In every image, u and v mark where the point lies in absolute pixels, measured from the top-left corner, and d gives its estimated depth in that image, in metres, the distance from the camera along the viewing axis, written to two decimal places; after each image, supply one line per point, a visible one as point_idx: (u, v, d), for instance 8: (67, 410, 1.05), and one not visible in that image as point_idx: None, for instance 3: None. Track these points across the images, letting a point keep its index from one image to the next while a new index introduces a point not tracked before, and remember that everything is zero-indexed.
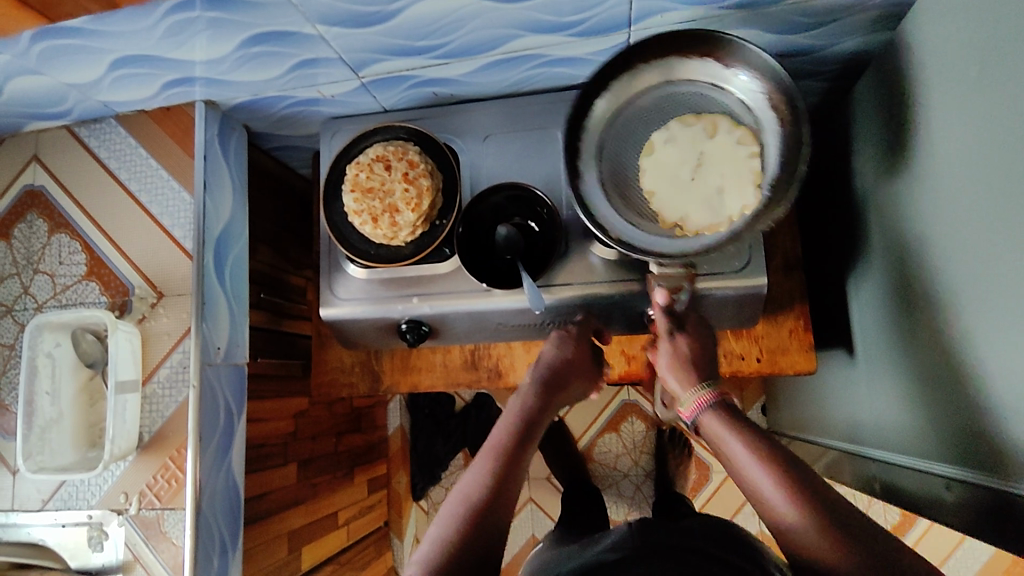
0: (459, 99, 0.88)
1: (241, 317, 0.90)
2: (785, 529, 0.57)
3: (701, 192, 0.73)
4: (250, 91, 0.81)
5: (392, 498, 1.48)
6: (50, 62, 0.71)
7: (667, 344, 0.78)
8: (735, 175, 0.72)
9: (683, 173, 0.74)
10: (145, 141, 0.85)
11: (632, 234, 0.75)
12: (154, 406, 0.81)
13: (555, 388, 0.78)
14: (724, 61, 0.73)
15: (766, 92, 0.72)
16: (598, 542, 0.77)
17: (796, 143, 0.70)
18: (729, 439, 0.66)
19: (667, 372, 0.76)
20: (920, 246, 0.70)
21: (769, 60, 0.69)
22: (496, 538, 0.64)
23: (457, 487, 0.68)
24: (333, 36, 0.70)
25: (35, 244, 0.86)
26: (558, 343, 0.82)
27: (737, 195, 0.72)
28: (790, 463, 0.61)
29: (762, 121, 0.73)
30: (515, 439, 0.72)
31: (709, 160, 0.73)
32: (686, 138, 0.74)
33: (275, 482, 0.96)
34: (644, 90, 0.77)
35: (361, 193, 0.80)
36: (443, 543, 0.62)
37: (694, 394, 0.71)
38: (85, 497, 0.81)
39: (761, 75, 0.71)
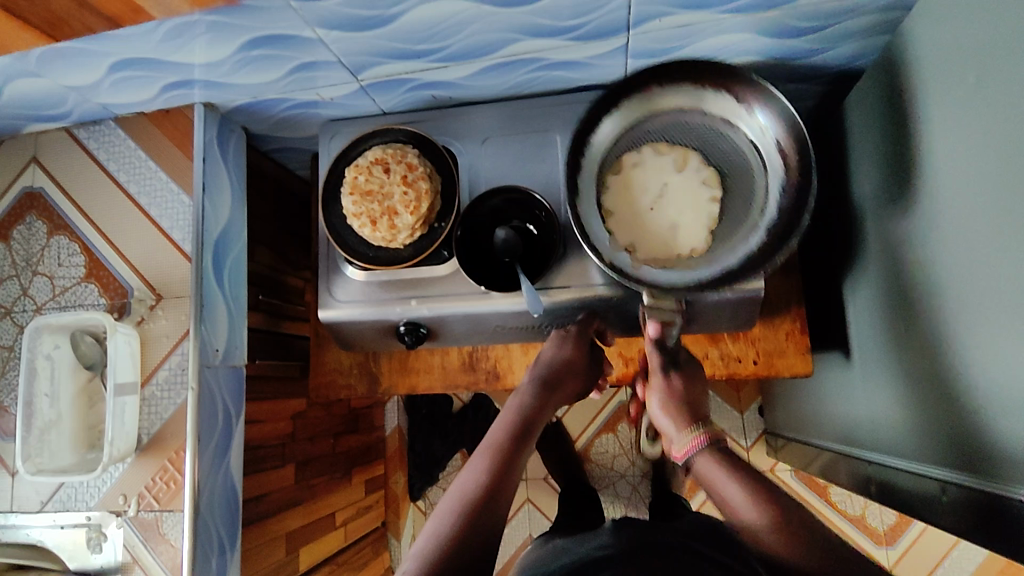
0: (458, 102, 0.88)
1: (240, 319, 0.90)
2: (745, 525, 0.64)
3: (660, 222, 0.76)
4: (249, 93, 0.82)
5: (390, 497, 1.49)
6: (50, 64, 0.71)
7: (660, 383, 0.80)
8: (696, 216, 0.76)
9: (650, 200, 0.77)
10: (145, 143, 0.86)
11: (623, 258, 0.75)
12: (153, 408, 0.82)
13: (553, 388, 0.79)
14: (743, 100, 0.74)
15: (780, 136, 0.73)
16: (591, 537, 0.78)
17: (803, 192, 0.72)
18: (698, 452, 0.73)
19: (660, 412, 0.79)
20: (915, 250, 0.71)
21: (788, 110, 0.70)
22: (493, 532, 0.64)
23: (455, 484, 0.69)
24: (332, 39, 0.70)
25: (34, 245, 0.86)
26: (557, 344, 0.84)
27: (690, 235, 0.76)
28: (769, 490, 0.66)
29: (766, 163, 0.75)
30: (514, 438, 0.73)
31: (677, 194, 0.76)
32: (660, 165, 0.77)
33: (273, 483, 0.97)
34: (654, 108, 0.78)
35: (360, 195, 0.81)
36: (440, 536, 0.62)
37: (688, 434, 0.74)
38: (84, 498, 0.81)
39: (780, 120, 0.72)
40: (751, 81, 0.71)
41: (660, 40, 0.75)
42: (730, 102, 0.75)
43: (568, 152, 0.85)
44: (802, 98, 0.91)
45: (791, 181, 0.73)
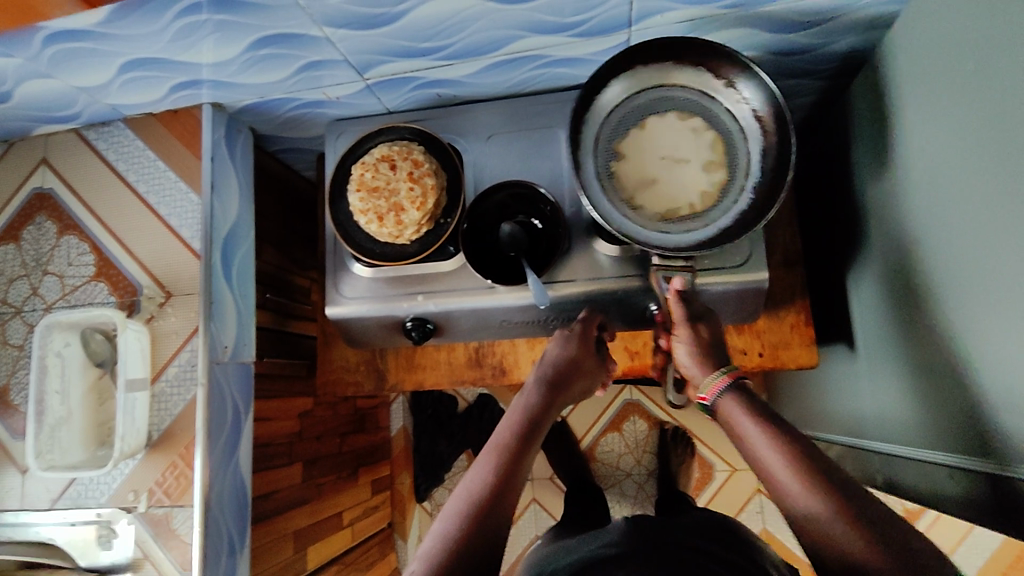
0: (462, 100, 0.89)
1: (248, 317, 0.91)
2: (809, 514, 0.56)
3: (648, 168, 0.77)
4: (256, 93, 0.83)
5: (396, 497, 1.48)
6: (61, 65, 0.72)
7: (686, 333, 0.74)
8: (680, 182, 0.77)
9: (656, 151, 0.78)
10: (153, 143, 0.87)
11: (625, 222, 0.75)
12: (162, 404, 0.82)
13: (562, 385, 0.79)
14: (721, 71, 0.75)
15: (757, 107, 0.74)
16: (598, 536, 0.79)
17: (781, 148, 0.73)
18: (743, 422, 0.66)
19: (687, 359, 0.75)
20: (916, 239, 0.71)
21: (766, 81, 0.72)
22: (497, 536, 0.64)
23: (461, 485, 0.69)
24: (339, 38, 0.71)
25: (44, 245, 0.87)
26: (563, 343, 0.82)
27: (667, 190, 0.77)
28: (826, 471, 0.58)
29: (748, 134, 0.75)
30: (518, 438, 0.72)
31: (664, 172, 0.77)
32: (674, 137, 0.78)
33: (281, 481, 0.97)
34: (651, 81, 0.78)
35: (367, 192, 0.81)
36: (445, 540, 0.62)
37: (714, 378, 0.70)
38: (94, 495, 0.82)
39: (759, 92, 0.73)
40: (731, 55, 0.72)
41: (661, 36, 0.76)
42: (710, 76, 0.76)
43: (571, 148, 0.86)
44: (802, 93, 0.92)
45: (768, 143, 0.74)
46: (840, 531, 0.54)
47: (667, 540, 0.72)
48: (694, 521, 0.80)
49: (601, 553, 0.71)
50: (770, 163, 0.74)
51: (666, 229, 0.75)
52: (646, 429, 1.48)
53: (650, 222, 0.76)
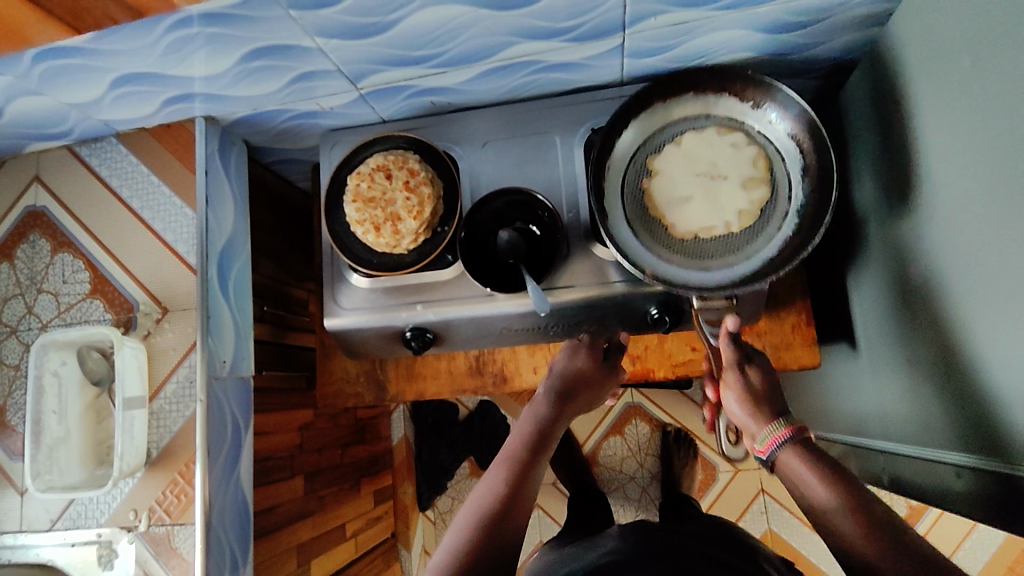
0: (457, 107, 0.89)
1: (245, 330, 0.90)
2: (828, 514, 0.63)
3: (683, 188, 0.78)
4: (249, 105, 0.82)
5: (398, 507, 1.45)
6: (51, 82, 0.71)
7: (736, 379, 0.77)
8: (715, 201, 0.77)
9: (691, 171, 0.78)
10: (147, 158, 0.86)
11: (665, 266, 0.76)
12: (161, 421, 0.81)
13: (568, 394, 0.84)
14: (746, 95, 0.77)
15: (796, 130, 0.75)
16: (603, 543, 0.78)
17: (824, 168, 0.73)
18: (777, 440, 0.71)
19: (739, 411, 0.77)
20: (917, 237, 0.71)
21: (797, 101, 0.73)
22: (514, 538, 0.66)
23: (477, 488, 0.71)
24: (331, 48, 0.70)
25: (38, 264, 0.87)
26: (569, 353, 0.88)
27: (702, 212, 0.77)
28: (848, 480, 0.64)
29: (785, 157, 0.76)
30: (534, 446, 0.77)
31: (702, 190, 0.77)
32: (712, 151, 0.77)
33: (282, 495, 0.96)
34: (663, 120, 0.80)
35: (363, 202, 0.81)
36: (466, 539, 0.64)
37: (772, 429, 0.72)
38: (94, 515, 0.81)
39: (794, 118, 0.75)
40: (753, 78, 0.74)
41: (655, 39, 0.76)
42: (735, 102, 0.78)
43: (567, 153, 0.86)
44: (798, 92, 0.92)
45: (811, 169, 0.75)
46: (850, 528, 0.61)
47: (672, 548, 0.72)
48: (698, 528, 0.79)
49: (607, 561, 0.70)
50: (811, 188, 0.75)
51: (706, 265, 0.76)
52: (649, 432, 1.47)
53: (689, 260, 0.77)
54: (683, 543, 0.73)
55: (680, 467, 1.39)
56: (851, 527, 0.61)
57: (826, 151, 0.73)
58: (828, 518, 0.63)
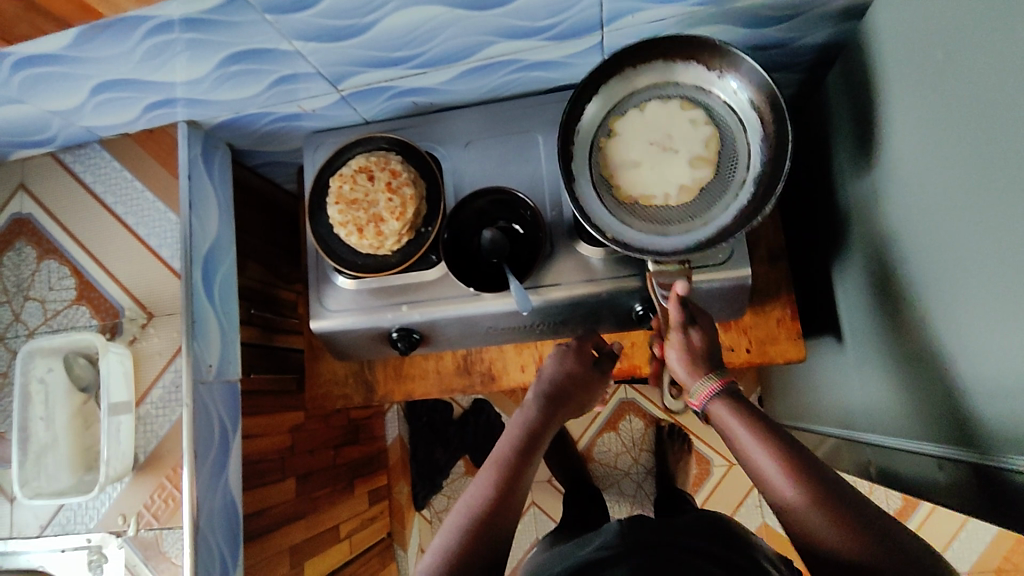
0: (440, 107, 0.89)
1: (232, 333, 0.90)
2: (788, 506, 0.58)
3: (636, 152, 0.78)
4: (231, 109, 0.82)
5: (393, 508, 1.48)
6: (32, 90, 0.71)
7: (678, 337, 0.72)
8: (662, 170, 0.77)
9: (648, 139, 0.78)
10: (130, 164, 0.86)
11: (625, 231, 0.75)
12: (148, 426, 0.82)
13: (560, 397, 0.80)
14: (709, 64, 0.75)
15: (753, 96, 0.74)
16: (592, 541, 0.78)
17: (780, 136, 0.73)
18: (729, 419, 0.65)
19: (675, 363, 0.72)
20: (895, 230, 0.71)
21: (755, 67, 0.72)
22: (498, 550, 0.64)
23: (460, 502, 0.68)
24: (310, 51, 0.70)
25: (25, 271, 0.87)
26: (558, 360, 0.84)
27: (648, 176, 0.77)
28: (809, 463, 0.59)
29: (743, 124, 0.75)
30: (518, 451, 0.73)
31: (649, 159, 0.77)
32: (664, 124, 0.77)
33: (273, 497, 0.96)
34: (631, 87, 0.79)
35: (346, 204, 0.81)
36: (446, 554, 0.63)
37: (703, 382, 0.68)
38: (83, 521, 0.81)
39: (751, 83, 0.74)
40: (717, 48, 0.73)
41: (635, 35, 0.76)
42: (701, 72, 0.76)
43: (550, 151, 0.86)
44: (781, 86, 0.92)
45: (768, 136, 0.74)
46: (823, 525, 0.55)
47: (664, 543, 0.71)
48: (690, 522, 0.79)
49: (594, 559, 0.70)
50: (768, 155, 0.74)
51: (666, 231, 0.75)
52: (643, 428, 1.48)
53: (650, 225, 0.76)
54: (671, 536, 0.73)
55: (674, 463, 1.40)
56: (824, 525, 0.55)
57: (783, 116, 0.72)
58: (794, 514, 0.57)
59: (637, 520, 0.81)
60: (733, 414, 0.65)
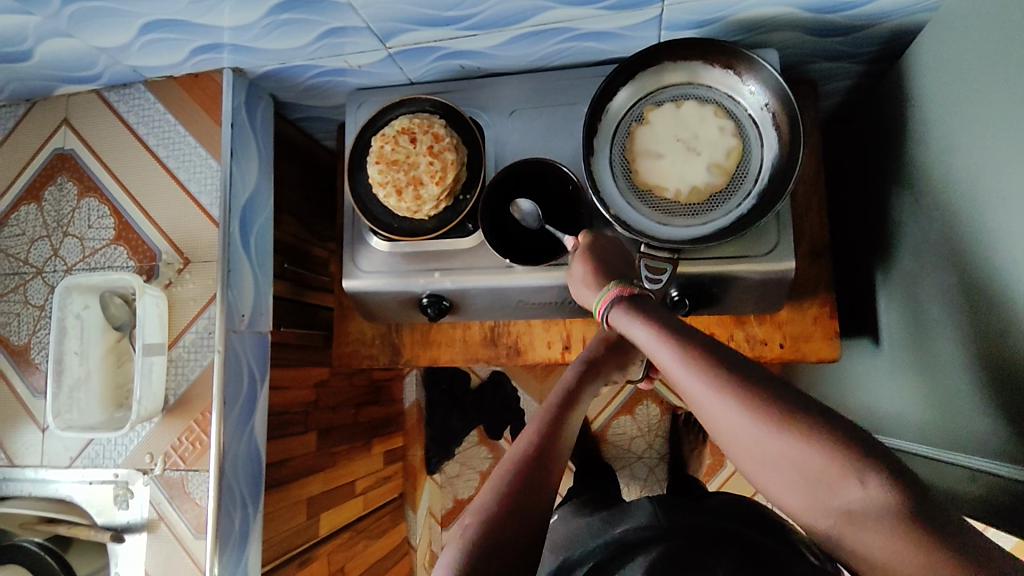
0: (487, 72, 0.87)
1: (265, 286, 0.91)
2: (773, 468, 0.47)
3: (661, 143, 0.77)
4: (277, 59, 0.81)
5: (408, 470, 1.51)
6: (81, 24, 0.71)
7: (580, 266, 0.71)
8: (681, 164, 0.76)
9: (675, 135, 0.76)
10: (174, 108, 0.85)
11: (630, 213, 0.76)
12: (179, 369, 0.83)
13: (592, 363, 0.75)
14: (743, 71, 0.75)
15: (768, 100, 0.75)
16: (625, 516, 0.78)
17: (792, 154, 0.72)
18: (640, 331, 0.58)
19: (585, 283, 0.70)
20: (952, 236, 0.68)
21: (780, 82, 0.72)
22: (552, 490, 0.62)
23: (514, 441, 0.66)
24: (362, 4, 0.69)
25: (66, 207, 0.87)
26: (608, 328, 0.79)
27: (666, 168, 0.76)
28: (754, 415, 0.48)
29: (761, 132, 0.75)
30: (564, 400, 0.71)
31: (670, 155, 0.76)
32: (690, 123, 0.76)
33: (295, 449, 0.98)
34: (667, 78, 0.78)
35: (386, 164, 0.80)
36: (504, 488, 0.61)
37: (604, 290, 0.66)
38: (111, 456, 0.83)
39: (775, 94, 0.74)
40: (750, 57, 0.73)
41: (696, 11, 0.73)
42: (734, 78, 0.76)
43: None
44: (842, 76, 0.89)
45: (784, 145, 0.74)
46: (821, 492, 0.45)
47: (700, 525, 0.71)
48: (724, 508, 0.78)
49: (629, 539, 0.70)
50: (779, 164, 0.74)
51: (667, 222, 0.76)
52: (659, 413, 1.48)
53: (655, 213, 0.76)
54: (702, 517, 0.73)
55: (687, 450, 1.40)
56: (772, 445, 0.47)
57: (796, 128, 0.72)
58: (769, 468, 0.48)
59: (671, 500, 0.81)
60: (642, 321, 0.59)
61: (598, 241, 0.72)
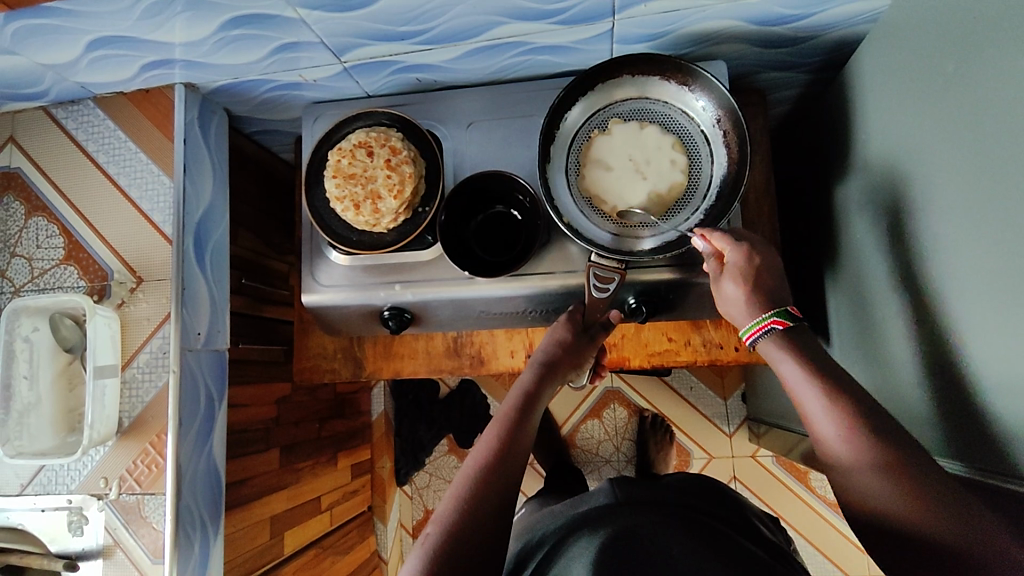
0: (443, 85, 0.88)
1: (222, 303, 0.90)
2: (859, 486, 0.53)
3: (614, 158, 0.78)
4: (230, 74, 0.80)
5: (375, 482, 1.49)
6: (25, 42, 0.69)
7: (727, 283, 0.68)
8: (625, 182, 0.77)
9: (629, 155, 0.78)
10: (124, 124, 0.84)
11: (582, 221, 0.78)
12: (134, 390, 0.81)
13: (545, 373, 0.76)
14: (697, 87, 0.77)
15: (719, 116, 0.77)
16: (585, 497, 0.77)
17: (740, 172, 0.75)
18: (791, 370, 0.60)
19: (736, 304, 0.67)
20: (892, 241, 0.71)
21: (730, 99, 0.74)
22: (508, 499, 0.64)
23: (470, 455, 0.68)
24: (315, 20, 0.69)
25: (12, 226, 0.85)
26: (553, 331, 0.80)
27: (610, 181, 0.78)
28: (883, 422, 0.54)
29: (712, 148, 0.78)
30: (519, 410, 0.72)
31: (619, 170, 0.78)
32: (642, 141, 0.78)
33: (257, 467, 0.97)
34: (626, 92, 0.79)
35: (343, 179, 0.79)
36: (459, 499, 0.62)
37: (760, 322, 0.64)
38: (64, 481, 0.81)
39: (725, 111, 0.76)
40: (703, 74, 0.75)
41: (647, 25, 0.75)
42: (689, 95, 0.78)
43: None
44: (788, 85, 0.92)
45: (732, 159, 0.76)
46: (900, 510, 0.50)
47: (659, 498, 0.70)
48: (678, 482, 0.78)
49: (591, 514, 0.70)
50: (730, 178, 0.76)
51: (618, 232, 0.77)
52: (626, 416, 1.50)
53: (606, 223, 0.78)
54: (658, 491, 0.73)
55: (654, 452, 1.42)
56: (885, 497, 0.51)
57: (745, 144, 0.75)
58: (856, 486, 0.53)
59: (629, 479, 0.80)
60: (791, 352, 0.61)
61: (752, 257, 0.68)
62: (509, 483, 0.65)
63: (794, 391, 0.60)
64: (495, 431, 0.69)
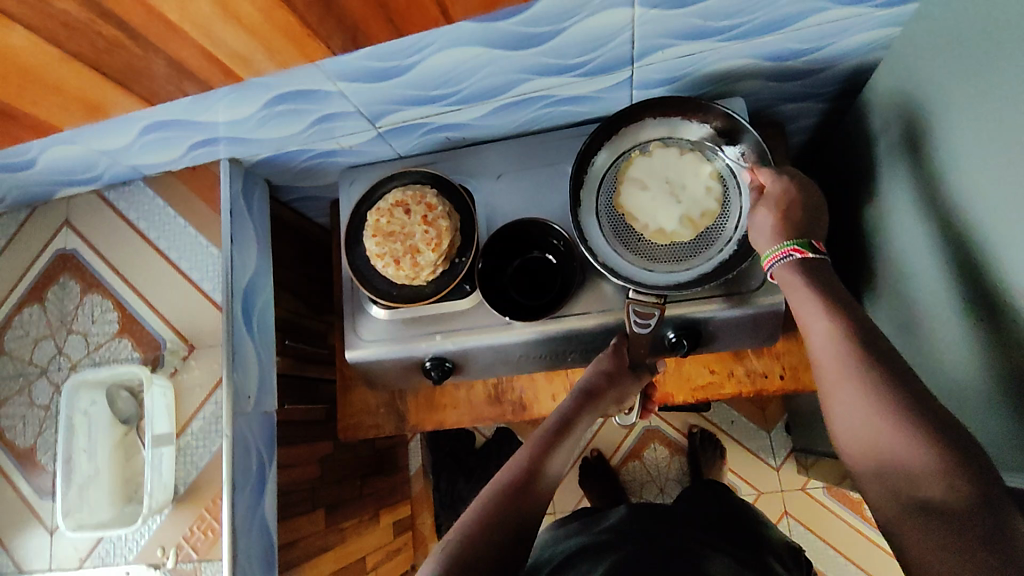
0: (471, 141, 0.91)
1: (269, 365, 0.92)
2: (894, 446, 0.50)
3: (651, 177, 0.81)
4: (271, 147, 0.85)
5: (417, 538, 1.47)
6: (84, 131, 0.74)
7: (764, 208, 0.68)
8: (658, 202, 0.80)
9: (665, 178, 0.81)
10: (173, 201, 0.89)
11: (616, 259, 0.79)
12: (188, 457, 0.83)
13: (587, 400, 0.77)
14: (716, 124, 0.80)
15: (743, 150, 0.79)
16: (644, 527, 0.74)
17: None
18: (809, 305, 0.60)
19: (762, 226, 0.68)
20: (925, 259, 0.72)
21: (754, 134, 0.77)
22: (531, 518, 0.63)
23: (500, 471, 0.68)
24: (352, 91, 0.73)
25: (68, 305, 0.89)
26: (598, 363, 0.81)
27: (643, 198, 0.80)
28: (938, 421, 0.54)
29: (739, 181, 0.79)
30: (553, 432, 0.73)
31: (654, 189, 0.81)
32: (680, 166, 0.81)
33: (305, 528, 0.97)
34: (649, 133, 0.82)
35: (383, 236, 0.82)
36: (478, 515, 0.62)
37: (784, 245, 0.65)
38: (122, 553, 0.82)
39: (749, 144, 0.78)
40: (722, 112, 0.78)
41: (665, 70, 0.78)
42: (710, 133, 0.80)
43: None
44: (805, 115, 0.94)
45: None
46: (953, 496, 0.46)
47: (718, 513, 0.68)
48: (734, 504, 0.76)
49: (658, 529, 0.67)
50: None
51: (652, 267, 0.79)
52: (668, 456, 1.47)
53: (640, 259, 0.80)
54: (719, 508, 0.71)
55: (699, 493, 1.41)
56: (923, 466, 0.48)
57: None
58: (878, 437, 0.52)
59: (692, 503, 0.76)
60: (814, 299, 0.61)
61: (791, 189, 0.68)
62: (537, 499, 0.65)
63: (803, 321, 0.61)
64: (530, 450, 0.70)
